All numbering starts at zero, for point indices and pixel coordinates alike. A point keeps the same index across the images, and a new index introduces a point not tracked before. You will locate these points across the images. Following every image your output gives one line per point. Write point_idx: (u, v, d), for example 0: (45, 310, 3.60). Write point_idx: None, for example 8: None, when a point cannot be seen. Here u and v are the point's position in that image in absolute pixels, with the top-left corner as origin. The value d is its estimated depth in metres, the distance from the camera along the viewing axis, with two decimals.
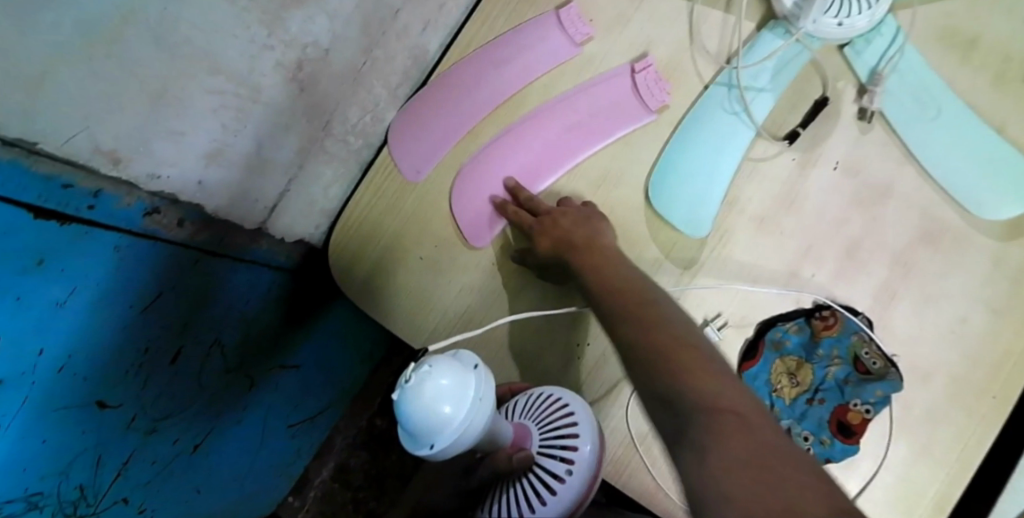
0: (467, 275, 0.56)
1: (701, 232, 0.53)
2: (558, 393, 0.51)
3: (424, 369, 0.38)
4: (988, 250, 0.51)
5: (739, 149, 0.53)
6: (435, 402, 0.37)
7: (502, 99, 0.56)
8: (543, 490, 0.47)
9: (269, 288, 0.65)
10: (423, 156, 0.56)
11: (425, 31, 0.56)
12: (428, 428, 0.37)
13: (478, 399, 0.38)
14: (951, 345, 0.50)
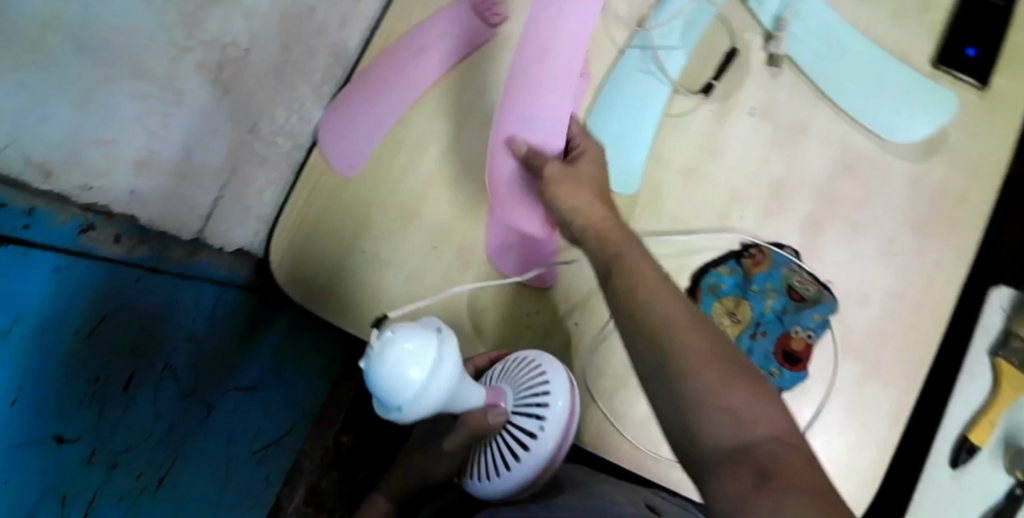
0: (411, 262, 0.57)
1: (631, 190, 0.54)
2: (534, 356, 0.51)
3: (387, 336, 0.40)
4: (905, 173, 0.53)
5: (658, 107, 0.55)
6: (400, 366, 0.39)
7: (427, 87, 0.57)
8: (517, 447, 0.49)
9: (208, 313, 0.63)
10: (354, 149, 0.57)
11: (337, 30, 0.57)
12: (391, 390, 0.40)
13: (443, 362, 0.41)
14: (881, 267, 0.52)
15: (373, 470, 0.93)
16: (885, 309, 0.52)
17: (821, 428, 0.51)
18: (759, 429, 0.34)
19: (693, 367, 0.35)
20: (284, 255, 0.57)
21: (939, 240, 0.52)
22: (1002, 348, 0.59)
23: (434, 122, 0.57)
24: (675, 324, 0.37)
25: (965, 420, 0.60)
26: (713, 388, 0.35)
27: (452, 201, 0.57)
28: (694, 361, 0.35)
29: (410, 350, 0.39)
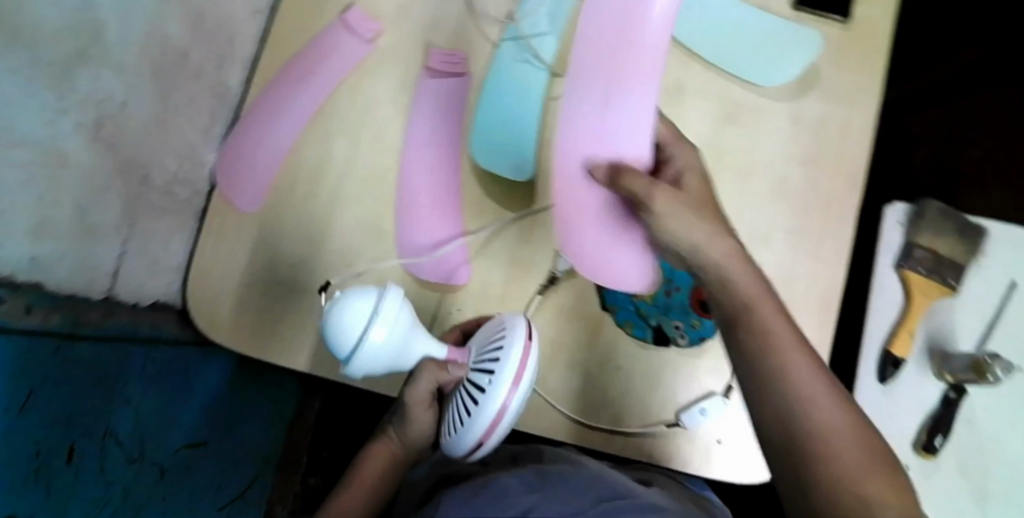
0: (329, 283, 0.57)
1: (528, 176, 0.57)
2: (502, 318, 0.49)
3: (338, 295, 0.44)
4: (785, 113, 0.54)
5: (539, 93, 0.57)
6: (343, 318, 0.43)
7: (315, 112, 0.59)
8: (471, 399, 0.47)
9: (138, 379, 0.62)
10: (255, 184, 0.58)
11: (210, 71, 0.58)
12: (339, 342, 0.43)
13: (388, 315, 0.44)
14: (776, 205, 0.54)
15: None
16: (785, 246, 0.53)
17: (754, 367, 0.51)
18: (852, 448, 0.36)
19: (825, 432, 0.36)
20: (201, 299, 0.57)
21: (826, 172, 0.54)
22: (907, 260, 0.64)
23: (326, 144, 0.58)
24: (796, 372, 0.38)
25: (885, 335, 0.64)
26: (839, 449, 0.36)
27: (357, 216, 0.58)
28: (804, 377, 0.38)
29: (352, 303, 0.43)
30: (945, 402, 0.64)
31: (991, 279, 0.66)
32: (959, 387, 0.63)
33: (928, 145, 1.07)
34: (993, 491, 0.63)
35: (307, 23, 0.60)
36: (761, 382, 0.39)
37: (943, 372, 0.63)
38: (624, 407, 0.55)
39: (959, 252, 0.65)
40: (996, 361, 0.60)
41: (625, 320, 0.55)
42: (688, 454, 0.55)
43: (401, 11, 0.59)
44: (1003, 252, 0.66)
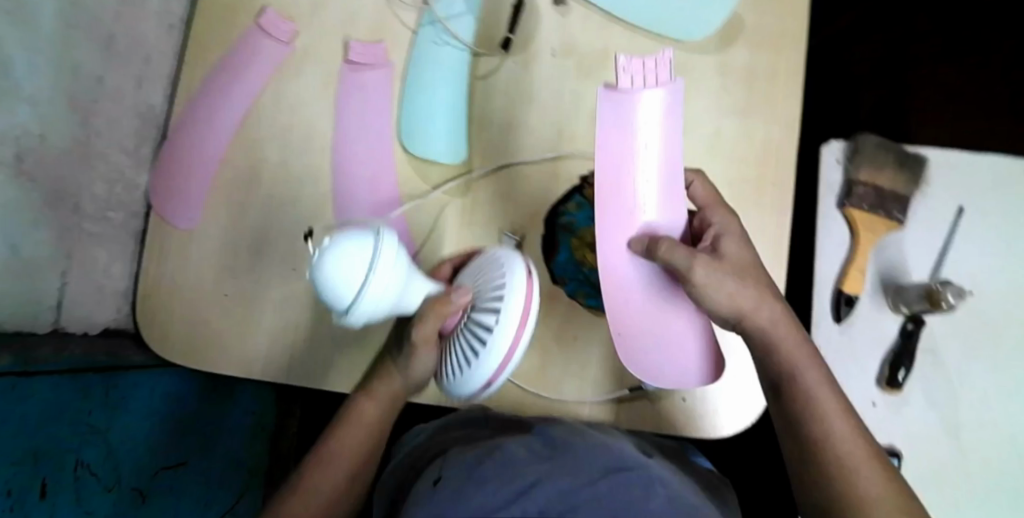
0: (278, 289, 0.56)
1: (461, 159, 0.55)
2: (499, 253, 0.46)
3: (325, 243, 0.38)
4: (712, 64, 0.53)
5: (462, 73, 0.55)
6: (339, 268, 0.37)
7: (242, 120, 0.58)
8: (474, 342, 0.44)
9: (96, 409, 0.60)
10: (189, 200, 0.57)
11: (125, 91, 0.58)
12: (336, 293, 0.38)
13: (386, 261, 0.39)
14: (712, 158, 0.53)
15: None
16: (726, 198, 0.53)
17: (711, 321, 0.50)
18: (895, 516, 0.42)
19: (825, 415, 0.45)
20: (153, 319, 0.57)
21: (760, 119, 0.53)
22: (850, 198, 0.64)
23: (256, 151, 0.58)
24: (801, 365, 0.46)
25: (838, 275, 0.65)
26: (835, 430, 0.44)
27: (296, 218, 0.57)
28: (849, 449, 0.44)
29: (348, 249, 0.37)
30: (903, 334, 0.64)
31: (939, 207, 0.66)
32: (916, 318, 0.64)
33: (879, 84, 1.06)
34: (967, 420, 0.63)
35: (223, 30, 0.59)
36: (810, 451, 0.45)
37: (898, 305, 0.64)
38: (586, 378, 0.54)
39: (900, 184, 0.65)
40: (948, 288, 0.60)
41: (576, 292, 0.54)
42: (654, 415, 0.54)
43: (316, 8, 0.58)
44: (947, 178, 0.66)
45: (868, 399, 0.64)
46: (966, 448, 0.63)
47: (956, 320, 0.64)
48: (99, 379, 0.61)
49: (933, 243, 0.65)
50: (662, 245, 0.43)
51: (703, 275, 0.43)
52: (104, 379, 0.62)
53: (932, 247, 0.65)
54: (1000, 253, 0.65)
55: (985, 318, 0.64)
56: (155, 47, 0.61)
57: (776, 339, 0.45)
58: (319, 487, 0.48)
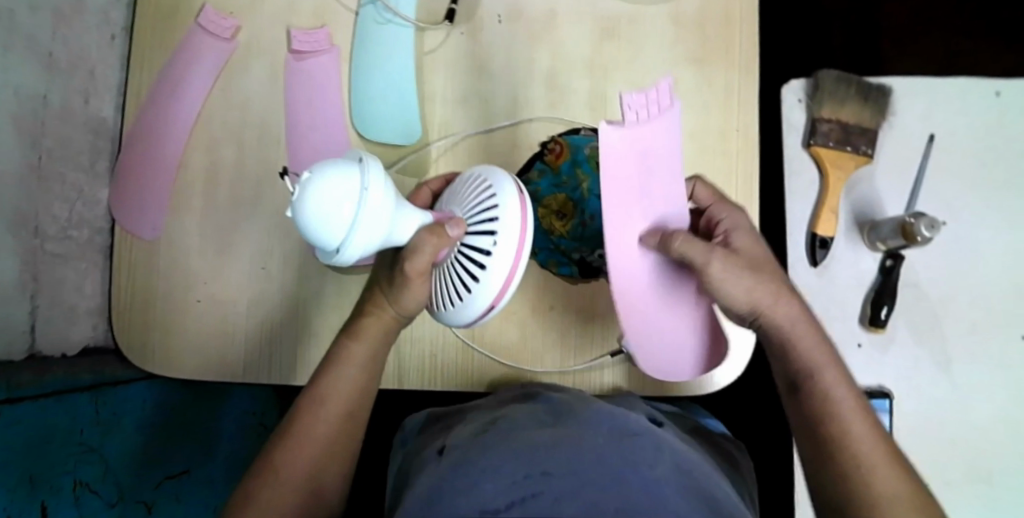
0: (247, 291, 0.55)
1: (417, 138, 0.53)
2: (479, 171, 0.44)
3: (307, 177, 0.34)
4: (663, 16, 0.52)
5: (408, 50, 0.54)
6: (326, 203, 0.34)
7: (192, 123, 0.56)
8: (471, 271, 0.42)
9: (91, 429, 0.59)
10: (150, 209, 0.56)
11: (69, 109, 0.56)
12: (322, 233, 0.35)
13: (376, 194, 0.35)
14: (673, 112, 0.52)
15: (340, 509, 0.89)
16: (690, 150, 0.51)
17: None
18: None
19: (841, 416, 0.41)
20: (128, 330, 0.56)
21: (717, 68, 0.51)
22: (815, 136, 0.62)
23: (211, 154, 0.56)
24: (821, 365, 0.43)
25: (810, 217, 0.64)
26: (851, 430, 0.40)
27: (259, 218, 0.56)
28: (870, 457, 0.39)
29: (330, 182, 0.34)
30: (883, 271, 0.63)
31: (908, 137, 0.64)
32: (895, 254, 0.62)
33: (849, 19, 1.03)
34: (959, 352, 0.62)
35: (163, 34, 0.58)
36: (825, 453, 0.41)
37: (875, 242, 0.62)
38: (563, 347, 0.53)
39: (867, 117, 0.62)
40: (920, 220, 0.58)
41: (548, 261, 0.52)
42: (636, 378, 0.54)
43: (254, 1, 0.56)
44: (913, 106, 0.64)
45: (854, 339, 0.64)
46: (960, 380, 0.62)
47: (941, 252, 0.63)
48: (91, 399, 0.60)
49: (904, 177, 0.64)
50: (679, 239, 0.41)
51: (718, 271, 0.42)
52: (95, 396, 0.61)
53: (902, 181, 0.64)
54: (980, 180, 0.63)
55: (974, 247, 0.62)
56: (97, 59, 0.59)
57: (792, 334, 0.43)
58: (311, 429, 0.44)
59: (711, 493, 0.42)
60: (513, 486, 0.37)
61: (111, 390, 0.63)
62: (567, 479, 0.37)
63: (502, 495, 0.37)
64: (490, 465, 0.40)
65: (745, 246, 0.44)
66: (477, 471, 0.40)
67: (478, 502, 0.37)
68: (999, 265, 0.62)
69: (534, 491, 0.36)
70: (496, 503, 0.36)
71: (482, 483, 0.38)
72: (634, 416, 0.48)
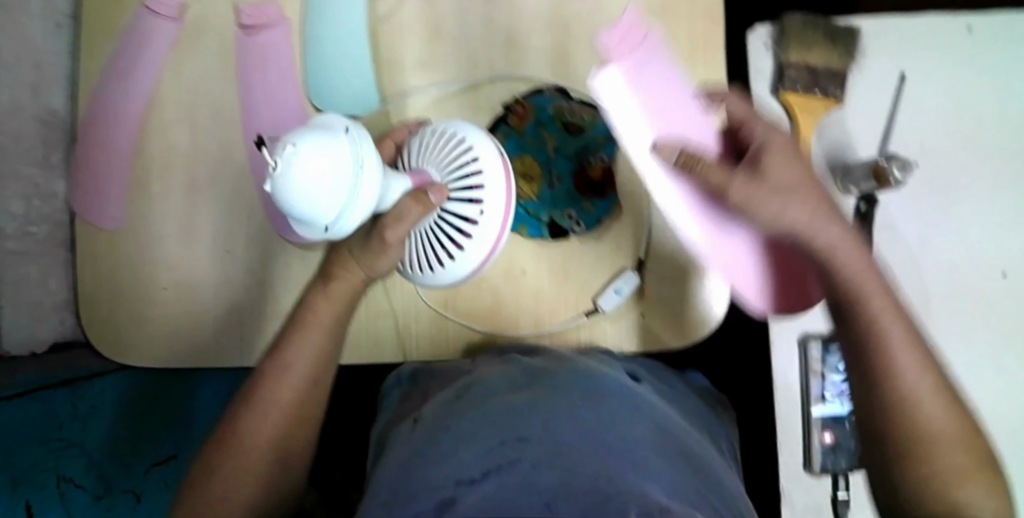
0: (212, 276, 0.54)
1: (375, 107, 0.52)
2: (453, 129, 0.43)
3: (291, 150, 0.30)
4: None
5: (360, 17, 0.52)
6: (321, 184, 0.30)
7: (144, 108, 0.55)
8: (455, 235, 0.41)
9: (71, 427, 0.60)
10: (110, 199, 0.54)
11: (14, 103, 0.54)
12: (310, 213, 0.31)
13: (366, 171, 0.33)
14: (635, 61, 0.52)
15: (325, 495, 0.86)
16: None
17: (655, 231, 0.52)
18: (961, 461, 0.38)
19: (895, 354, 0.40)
20: (99, 323, 0.55)
21: (677, 17, 0.51)
22: (783, 83, 0.58)
23: (167, 138, 0.55)
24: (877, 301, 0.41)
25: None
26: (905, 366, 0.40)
27: (223, 200, 0.54)
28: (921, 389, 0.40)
29: (321, 159, 0.30)
30: (859, 217, 0.59)
31: (879, 76, 0.60)
32: (869, 197, 0.58)
33: None
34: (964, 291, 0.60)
35: (107, 18, 0.55)
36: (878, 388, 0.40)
37: (847, 188, 0.58)
38: (537, 311, 0.53)
39: (835, 58, 0.58)
40: (892, 161, 0.54)
41: (518, 225, 0.52)
42: (613, 336, 0.53)
43: None
44: (883, 44, 0.60)
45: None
46: (950, 326, 0.59)
47: (926, 194, 0.60)
48: (71, 399, 0.60)
49: (876, 122, 0.60)
50: (701, 162, 0.42)
51: (740, 195, 0.41)
52: (77, 394, 0.61)
53: (875, 127, 0.60)
54: (962, 112, 0.59)
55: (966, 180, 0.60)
56: (44, 49, 0.56)
57: (836, 262, 0.42)
58: (275, 394, 0.43)
59: (690, 458, 0.41)
60: (489, 455, 0.35)
61: (82, 387, 0.61)
62: (544, 444, 0.35)
63: (477, 464, 0.35)
64: (466, 435, 0.38)
65: (772, 163, 0.42)
66: (453, 440, 0.38)
67: (453, 473, 0.35)
68: (987, 205, 0.59)
69: (509, 458, 0.35)
70: (470, 472, 0.34)
71: (457, 453, 0.37)
72: (614, 377, 0.47)
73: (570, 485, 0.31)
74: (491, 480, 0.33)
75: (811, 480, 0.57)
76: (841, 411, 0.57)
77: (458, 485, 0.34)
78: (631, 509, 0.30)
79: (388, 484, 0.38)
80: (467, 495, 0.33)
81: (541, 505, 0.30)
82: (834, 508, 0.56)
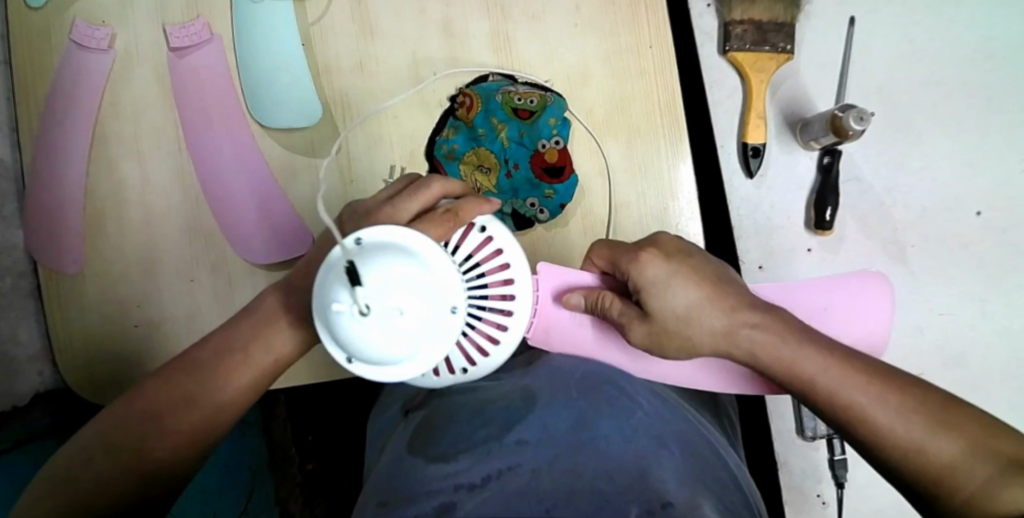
0: (155, 309, 0.52)
1: (320, 117, 0.52)
2: (501, 244, 0.36)
3: (387, 306, 0.27)
4: None
5: (294, 26, 0.52)
6: (381, 323, 0.27)
7: (92, 141, 0.51)
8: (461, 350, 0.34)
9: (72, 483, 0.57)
10: (69, 240, 0.51)
11: None
12: (358, 351, 0.28)
13: (437, 339, 0.29)
14: (578, 39, 0.52)
15: (335, 502, 0.88)
16: (603, 80, 0.52)
17: (619, 212, 0.52)
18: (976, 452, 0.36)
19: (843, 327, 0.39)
20: (53, 344, 0.51)
21: None
22: (731, 41, 0.58)
23: (116, 174, 0.51)
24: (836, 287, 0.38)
25: (738, 128, 0.60)
26: None
27: (182, 229, 0.52)
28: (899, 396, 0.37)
29: (413, 331, 0.28)
30: (822, 170, 0.59)
31: (830, 22, 0.60)
32: (831, 150, 0.58)
33: None
34: (958, 215, 0.59)
35: (34, 54, 0.51)
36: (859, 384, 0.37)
37: (809, 142, 0.59)
38: None
39: (780, 11, 0.58)
40: (847, 113, 0.54)
41: None
42: None
43: (126, 3, 0.52)
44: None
45: (802, 245, 0.59)
46: (944, 251, 0.58)
47: (895, 135, 0.59)
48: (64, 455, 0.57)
49: (841, 112, 0.55)
50: (617, 305, 0.37)
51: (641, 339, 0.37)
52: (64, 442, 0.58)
53: (844, 112, 0.55)
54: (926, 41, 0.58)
55: (944, 102, 0.59)
56: None
57: None
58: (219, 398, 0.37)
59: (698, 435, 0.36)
60: (486, 458, 0.31)
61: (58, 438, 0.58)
62: (541, 447, 0.31)
63: (475, 469, 0.31)
64: (461, 435, 0.34)
65: None
66: (450, 441, 0.34)
67: (450, 477, 0.30)
68: (952, 138, 0.59)
69: (510, 462, 0.30)
70: (470, 476, 0.30)
71: (454, 457, 0.32)
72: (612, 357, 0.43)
73: (572, 488, 0.28)
74: (492, 485, 0.29)
75: (806, 445, 0.59)
76: None
77: (457, 490, 0.29)
78: (634, 509, 0.27)
79: (375, 493, 0.34)
80: (466, 500, 0.28)
81: (542, 511, 0.26)
82: (833, 470, 0.57)
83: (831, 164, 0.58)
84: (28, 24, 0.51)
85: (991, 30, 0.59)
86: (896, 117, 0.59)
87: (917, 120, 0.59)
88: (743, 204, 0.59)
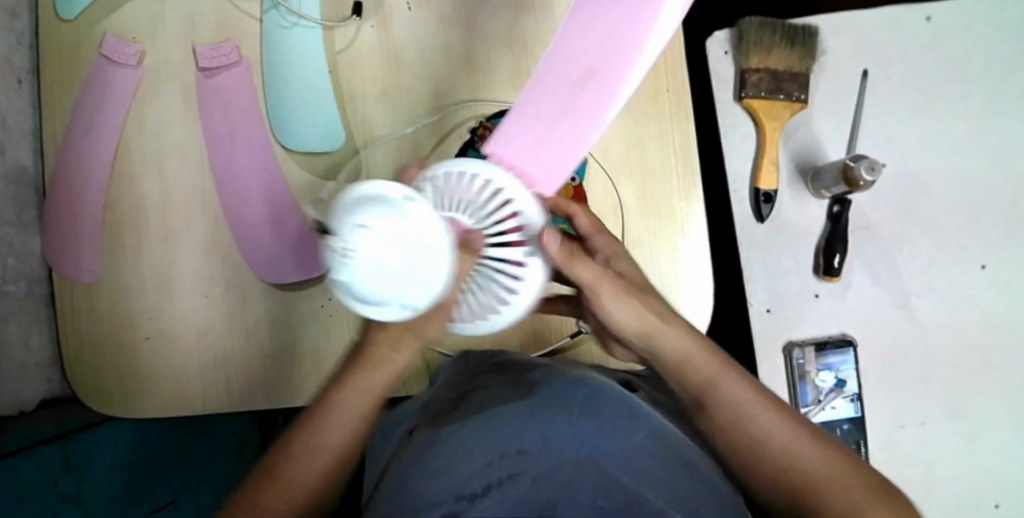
0: (173, 321, 0.52)
1: (342, 143, 0.53)
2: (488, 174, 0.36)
3: (362, 239, 0.29)
4: None
5: (321, 53, 0.53)
6: (368, 258, 0.29)
7: (114, 154, 0.52)
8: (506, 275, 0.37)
9: None
10: (87, 250, 0.52)
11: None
12: (386, 292, 0.30)
13: (418, 237, 0.30)
14: None
15: None
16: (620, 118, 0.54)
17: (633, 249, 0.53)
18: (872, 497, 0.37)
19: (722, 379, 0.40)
20: (65, 351, 0.52)
21: None
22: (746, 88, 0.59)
23: (137, 187, 0.52)
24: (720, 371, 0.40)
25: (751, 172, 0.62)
26: None
27: (200, 244, 0.53)
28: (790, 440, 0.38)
29: (395, 240, 0.29)
30: (832, 218, 0.62)
31: (842, 73, 0.61)
32: (841, 199, 0.61)
33: None
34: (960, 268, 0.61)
35: (65, 68, 0.53)
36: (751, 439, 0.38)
37: (819, 190, 0.61)
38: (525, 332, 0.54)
39: (796, 60, 0.59)
40: (859, 163, 0.56)
41: None
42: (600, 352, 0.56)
43: (157, 21, 0.53)
44: (843, 44, 0.62)
45: (810, 290, 0.63)
46: (942, 304, 0.61)
47: (902, 187, 0.61)
48: None
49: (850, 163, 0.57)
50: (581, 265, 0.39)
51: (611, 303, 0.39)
52: None
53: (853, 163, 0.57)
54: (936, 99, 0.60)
55: (950, 157, 0.61)
56: (8, 108, 0.55)
57: None
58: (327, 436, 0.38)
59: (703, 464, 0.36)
60: (488, 467, 0.30)
61: None
62: (545, 459, 0.30)
63: (477, 478, 0.29)
64: (462, 446, 0.33)
65: None
66: (449, 453, 0.33)
67: (451, 486, 0.29)
68: (957, 193, 0.61)
69: (510, 471, 0.29)
70: (471, 485, 0.28)
71: (455, 467, 0.31)
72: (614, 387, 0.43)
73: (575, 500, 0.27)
74: (493, 495, 0.27)
75: None
76: (834, 419, 0.62)
77: (458, 498, 0.28)
78: None
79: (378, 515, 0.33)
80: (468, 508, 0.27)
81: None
82: None
83: (840, 214, 0.61)
84: (61, 38, 0.53)
85: (1000, 90, 0.61)
86: (904, 169, 0.61)
87: (924, 173, 0.61)
88: (752, 245, 0.62)
